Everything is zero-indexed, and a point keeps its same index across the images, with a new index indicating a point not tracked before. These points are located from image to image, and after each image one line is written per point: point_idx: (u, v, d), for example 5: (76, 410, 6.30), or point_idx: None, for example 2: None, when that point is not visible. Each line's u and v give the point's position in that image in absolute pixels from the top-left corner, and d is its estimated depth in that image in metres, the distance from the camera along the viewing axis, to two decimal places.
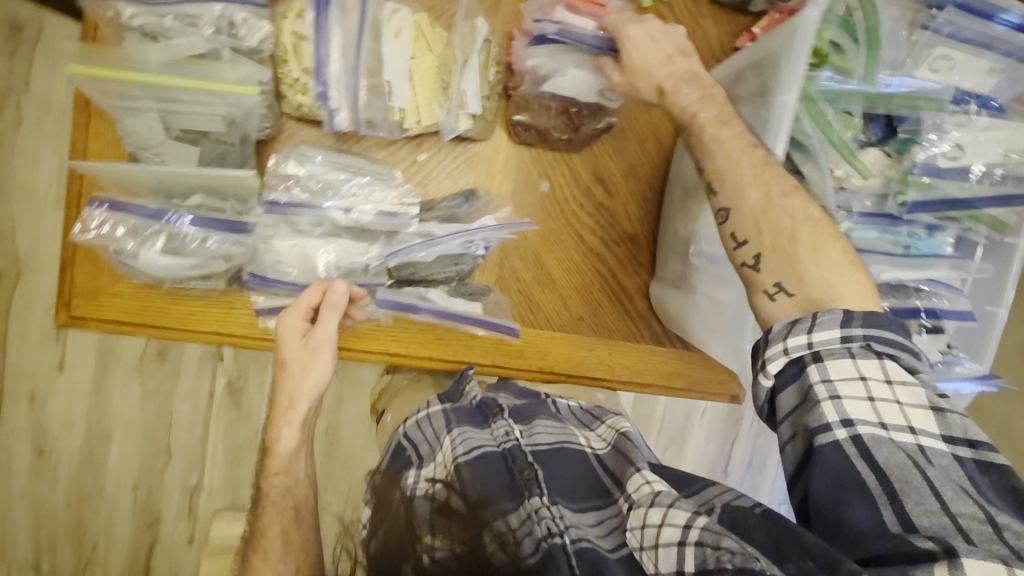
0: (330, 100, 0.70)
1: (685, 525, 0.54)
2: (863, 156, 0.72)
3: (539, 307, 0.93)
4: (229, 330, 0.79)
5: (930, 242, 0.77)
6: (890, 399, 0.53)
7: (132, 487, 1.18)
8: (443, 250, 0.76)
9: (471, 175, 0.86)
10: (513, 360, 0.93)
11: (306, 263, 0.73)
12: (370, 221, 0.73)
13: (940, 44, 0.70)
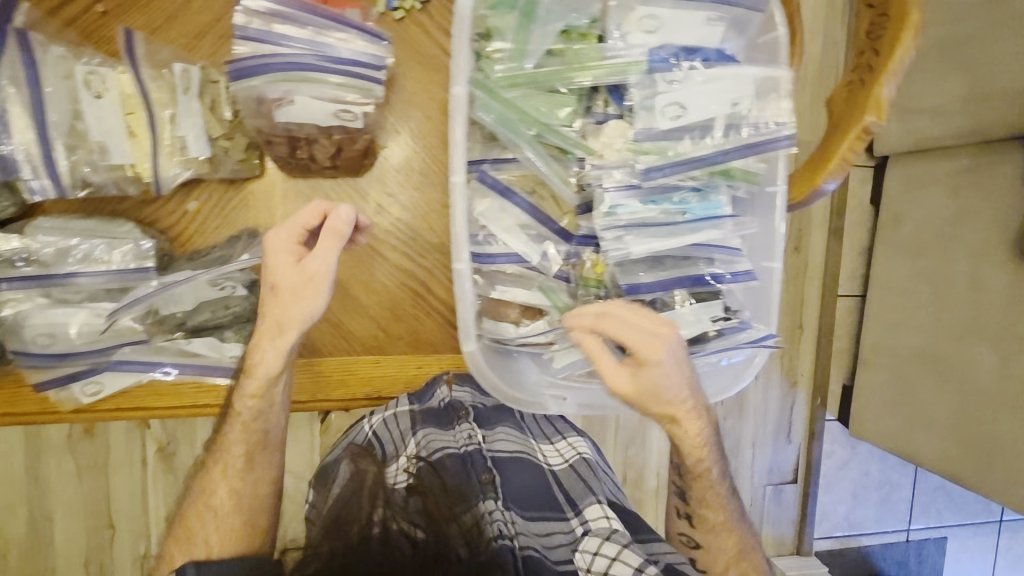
0: (23, 171, 0.70)
1: (635, 564, 0.62)
2: (603, 130, 0.69)
3: (353, 332, 0.92)
4: (25, 409, 0.81)
5: (705, 203, 0.71)
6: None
7: (84, 564, 1.01)
8: (191, 290, 0.76)
9: (248, 214, 0.86)
10: (336, 392, 0.92)
11: (55, 331, 0.74)
12: (109, 280, 0.73)
13: (637, 4, 0.66)
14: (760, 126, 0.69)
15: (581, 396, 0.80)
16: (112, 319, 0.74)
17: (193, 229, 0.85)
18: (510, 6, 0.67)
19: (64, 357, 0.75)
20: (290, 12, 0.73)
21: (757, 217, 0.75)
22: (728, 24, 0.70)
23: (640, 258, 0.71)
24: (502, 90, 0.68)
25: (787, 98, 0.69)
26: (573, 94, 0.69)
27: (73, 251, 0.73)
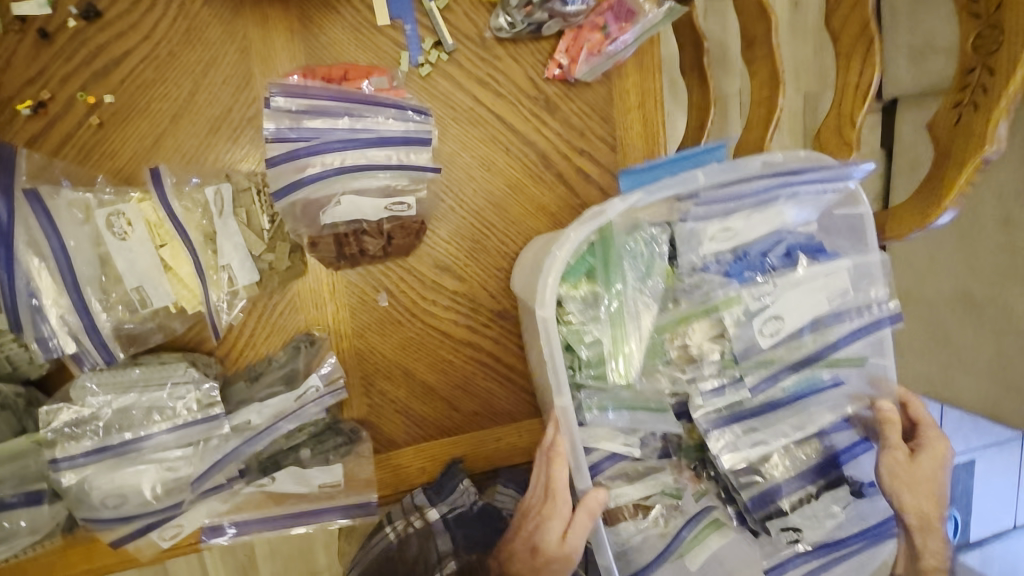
0: (56, 343, 0.61)
1: None
2: (693, 331, 0.69)
3: (426, 418, 0.86)
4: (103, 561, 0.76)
5: (802, 388, 0.72)
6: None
7: None
8: (272, 436, 0.71)
9: (298, 318, 0.78)
10: (416, 483, 0.87)
11: (118, 501, 0.65)
12: (175, 437, 0.66)
13: (716, 221, 0.67)
14: (848, 299, 0.69)
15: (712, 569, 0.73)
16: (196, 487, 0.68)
17: (243, 344, 0.77)
18: (589, 260, 0.67)
19: (128, 522, 0.67)
20: (325, 108, 0.65)
21: (862, 386, 0.74)
22: (806, 202, 0.69)
23: (749, 454, 0.71)
24: (594, 370, 0.67)
25: (882, 283, 0.69)
26: (671, 308, 0.69)
27: (129, 411, 0.66)
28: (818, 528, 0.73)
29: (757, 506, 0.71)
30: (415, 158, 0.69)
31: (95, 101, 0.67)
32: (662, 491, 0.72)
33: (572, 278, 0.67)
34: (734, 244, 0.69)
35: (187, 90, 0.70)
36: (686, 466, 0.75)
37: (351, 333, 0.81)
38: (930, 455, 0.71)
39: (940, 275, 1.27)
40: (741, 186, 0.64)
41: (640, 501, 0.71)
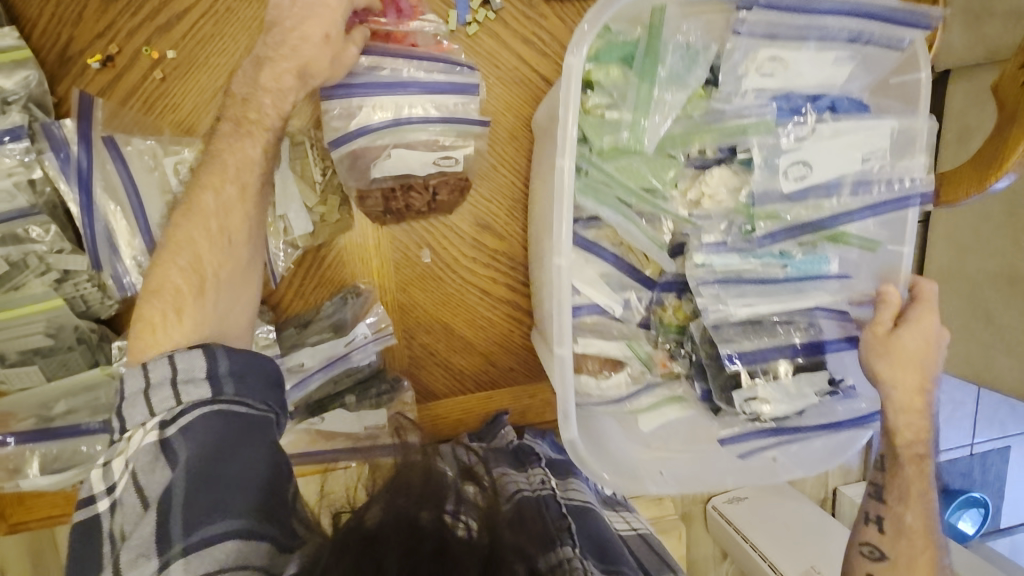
0: (127, 284, 0.65)
1: None
2: (707, 178, 0.66)
3: (464, 371, 0.90)
4: None
5: (812, 257, 0.68)
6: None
7: None
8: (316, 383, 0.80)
9: (346, 272, 0.82)
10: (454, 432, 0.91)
11: None
12: None
13: (763, 47, 0.61)
14: (893, 183, 0.65)
15: (677, 470, 0.72)
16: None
17: (294, 294, 0.81)
18: (621, 59, 0.63)
19: None
20: (378, 60, 0.66)
21: (870, 280, 0.71)
22: (857, 61, 0.65)
23: (740, 320, 0.67)
24: (609, 161, 0.64)
25: (924, 153, 0.65)
26: (682, 159, 0.66)
27: None
28: (784, 394, 0.68)
29: (733, 366, 0.66)
30: (455, 108, 0.70)
31: (158, 56, 0.70)
32: (636, 362, 0.72)
33: (599, 66, 0.63)
34: (778, 85, 0.64)
35: (242, 45, 0.71)
36: (659, 352, 0.72)
37: (394, 286, 0.84)
38: (921, 345, 0.66)
39: None
40: (806, 6, 0.58)
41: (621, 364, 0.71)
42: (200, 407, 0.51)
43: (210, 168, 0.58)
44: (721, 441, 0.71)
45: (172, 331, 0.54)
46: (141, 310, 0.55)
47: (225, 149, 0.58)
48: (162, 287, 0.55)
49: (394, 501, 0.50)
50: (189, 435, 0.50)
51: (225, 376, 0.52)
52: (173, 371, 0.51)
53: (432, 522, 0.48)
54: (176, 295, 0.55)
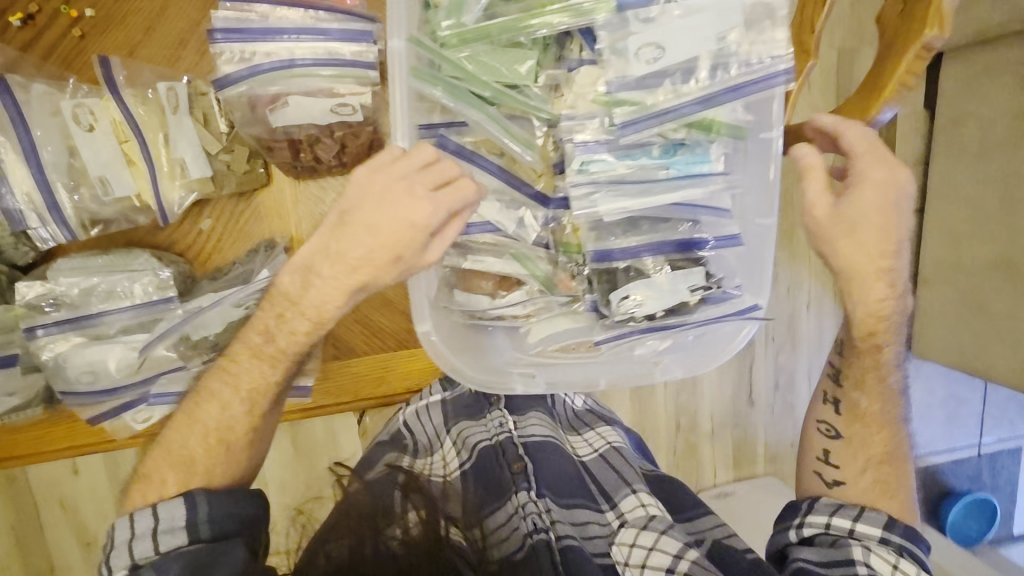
0: (32, 223, 0.69)
1: (675, 556, 0.65)
2: (575, 79, 0.64)
3: (385, 328, 0.90)
4: (87, 438, 0.86)
5: (693, 154, 0.65)
6: (890, 568, 0.64)
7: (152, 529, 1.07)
8: (206, 321, 0.74)
9: (262, 226, 0.83)
10: (386, 393, 0.93)
11: (95, 369, 0.74)
12: (132, 315, 0.73)
13: None
14: (752, 62, 0.60)
15: (552, 372, 0.74)
16: (146, 351, 0.73)
17: (211, 246, 0.83)
18: None
19: (106, 395, 0.76)
20: (264, 5, 0.66)
21: (753, 177, 0.66)
22: None
23: (612, 217, 0.66)
24: (456, 56, 0.62)
25: (783, 28, 0.60)
26: (534, 45, 0.63)
27: (95, 289, 0.73)
28: (659, 289, 0.66)
29: (599, 261, 0.66)
30: (350, 56, 0.69)
31: (77, 14, 0.74)
32: (528, 275, 0.73)
33: None
34: None
35: (156, 3, 0.75)
36: (561, 272, 0.72)
37: (311, 241, 0.86)
38: (883, 175, 0.59)
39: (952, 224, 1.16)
40: None
41: (508, 279, 0.74)
42: (180, 547, 0.56)
43: (225, 380, 0.60)
44: (596, 342, 0.70)
45: (183, 482, 0.59)
46: (148, 463, 0.60)
47: (254, 358, 0.59)
48: (185, 451, 0.59)
49: (356, 539, 0.59)
50: (204, 504, 0.58)
51: (202, 522, 0.57)
52: (156, 516, 0.57)
53: (370, 551, 0.58)
54: (187, 467, 0.59)
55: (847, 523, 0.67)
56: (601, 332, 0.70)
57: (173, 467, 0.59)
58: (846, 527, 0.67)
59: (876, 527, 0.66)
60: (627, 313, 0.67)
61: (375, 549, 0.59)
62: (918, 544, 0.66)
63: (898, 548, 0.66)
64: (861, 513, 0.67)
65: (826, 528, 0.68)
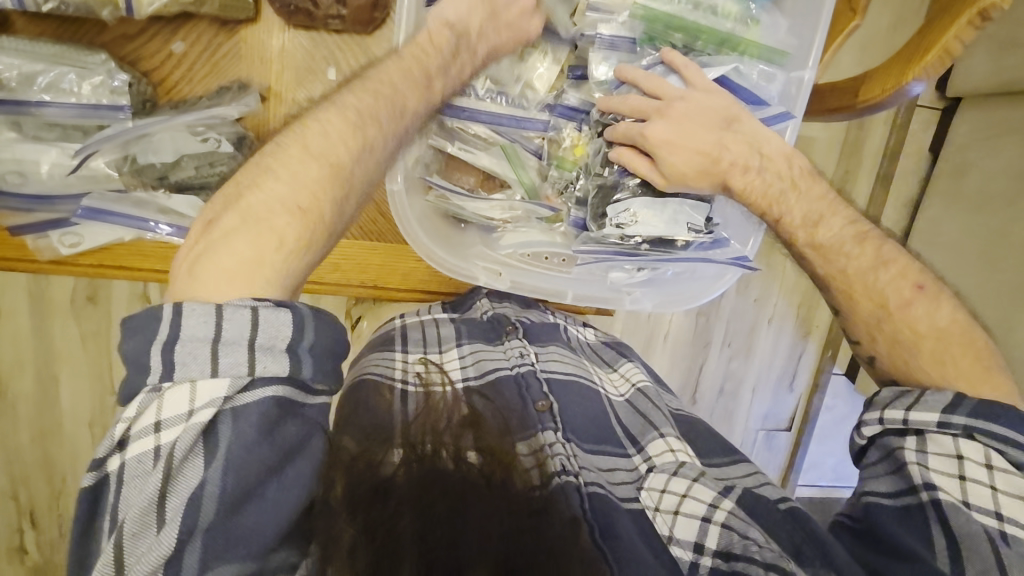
0: None
1: (711, 505, 0.60)
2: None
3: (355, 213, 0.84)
4: (3, 253, 0.77)
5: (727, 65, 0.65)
6: (957, 482, 0.52)
7: (74, 376, 1.01)
8: (169, 133, 0.69)
9: (241, 66, 0.75)
10: (338, 279, 0.86)
11: (27, 170, 0.67)
12: (76, 117, 0.66)
13: None
14: None
15: (518, 276, 0.71)
16: (83, 157, 0.67)
17: (178, 76, 0.75)
18: None
19: (36, 203, 0.69)
20: None
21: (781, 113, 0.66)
22: None
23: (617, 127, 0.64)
24: None
25: None
26: None
27: (37, 77, 0.65)
28: (654, 215, 0.65)
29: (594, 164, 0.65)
30: None
31: None
32: (516, 179, 0.69)
33: None
34: None
35: None
36: (547, 187, 0.70)
37: (290, 98, 0.78)
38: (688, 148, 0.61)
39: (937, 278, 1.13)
40: None
41: (493, 178, 0.70)
42: (274, 387, 0.42)
43: (285, 164, 0.47)
44: (573, 255, 0.69)
45: (237, 280, 0.42)
46: (207, 247, 0.43)
47: (337, 117, 0.51)
48: (261, 224, 0.44)
49: (409, 445, 0.50)
50: (311, 328, 0.44)
51: (306, 350, 0.43)
52: (254, 325, 0.41)
53: (447, 468, 0.47)
54: (265, 237, 0.44)
55: (900, 414, 0.55)
56: (582, 247, 0.68)
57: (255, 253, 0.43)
58: (899, 420, 0.55)
59: (935, 412, 0.53)
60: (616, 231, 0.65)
61: (427, 453, 0.49)
62: (1005, 427, 0.51)
63: (963, 431, 0.52)
64: (920, 396, 0.54)
65: (882, 426, 0.56)
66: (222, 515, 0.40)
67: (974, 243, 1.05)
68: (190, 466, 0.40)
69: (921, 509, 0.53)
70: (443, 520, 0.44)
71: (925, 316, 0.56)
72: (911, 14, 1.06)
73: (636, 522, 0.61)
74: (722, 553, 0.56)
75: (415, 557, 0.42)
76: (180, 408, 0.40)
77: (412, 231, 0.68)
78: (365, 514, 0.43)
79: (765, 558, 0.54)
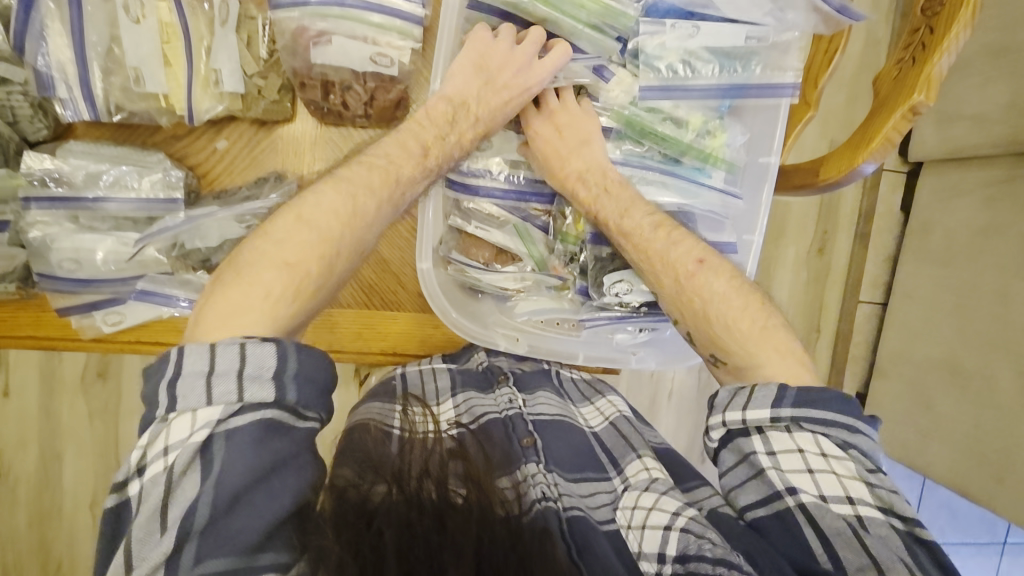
0: (58, 92, 0.71)
1: (673, 513, 0.54)
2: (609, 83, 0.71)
3: (372, 286, 0.90)
4: (46, 333, 0.83)
5: (693, 167, 0.72)
6: (809, 478, 0.48)
7: (79, 455, 1.00)
8: (216, 224, 0.76)
9: (276, 158, 0.85)
10: (355, 343, 0.92)
11: (83, 256, 0.74)
12: (132, 209, 0.74)
13: None
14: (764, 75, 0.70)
15: (535, 340, 0.78)
16: (140, 247, 0.74)
17: (220, 168, 0.84)
18: None
19: (87, 285, 0.75)
20: None
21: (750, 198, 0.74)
22: None
23: None
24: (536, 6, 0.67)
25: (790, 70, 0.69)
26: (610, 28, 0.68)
27: (101, 174, 0.73)
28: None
29: (597, 242, 0.74)
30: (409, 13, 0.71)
31: None
32: (526, 254, 0.76)
33: None
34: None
35: None
36: (553, 258, 0.77)
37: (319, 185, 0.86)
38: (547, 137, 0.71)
39: (917, 327, 1.21)
40: None
41: (505, 252, 0.77)
42: (262, 411, 0.45)
43: (294, 221, 0.53)
44: (580, 321, 0.77)
45: (250, 317, 0.47)
46: (218, 293, 0.49)
47: (335, 188, 0.57)
48: (255, 280, 0.49)
49: (396, 480, 0.49)
50: (293, 358, 0.46)
51: (290, 378, 0.46)
52: (243, 358, 0.44)
53: (429, 496, 0.48)
54: (265, 290, 0.49)
55: (739, 415, 0.51)
56: (588, 313, 0.76)
57: (247, 300, 0.48)
58: (740, 421, 0.51)
59: (766, 407, 0.50)
60: (618, 299, 0.73)
61: (413, 488, 0.48)
62: (822, 409, 0.49)
63: (792, 423, 0.50)
64: (753, 393, 0.51)
65: (737, 427, 0.52)
66: (216, 516, 0.42)
67: (951, 292, 1.13)
68: (186, 483, 0.42)
69: (791, 513, 0.49)
70: (423, 537, 0.44)
71: (708, 282, 0.61)
72: (860, 97, 1.20)
73: (612, 543, 0.56)
74: (678, 559, 0.51)
75: (396, 567, 0.42)
76: (182, 434, 0.43)
77: (433, 291, 0.76)
78: (348, 533, 0.44)
79: (715, 554, 0.48)
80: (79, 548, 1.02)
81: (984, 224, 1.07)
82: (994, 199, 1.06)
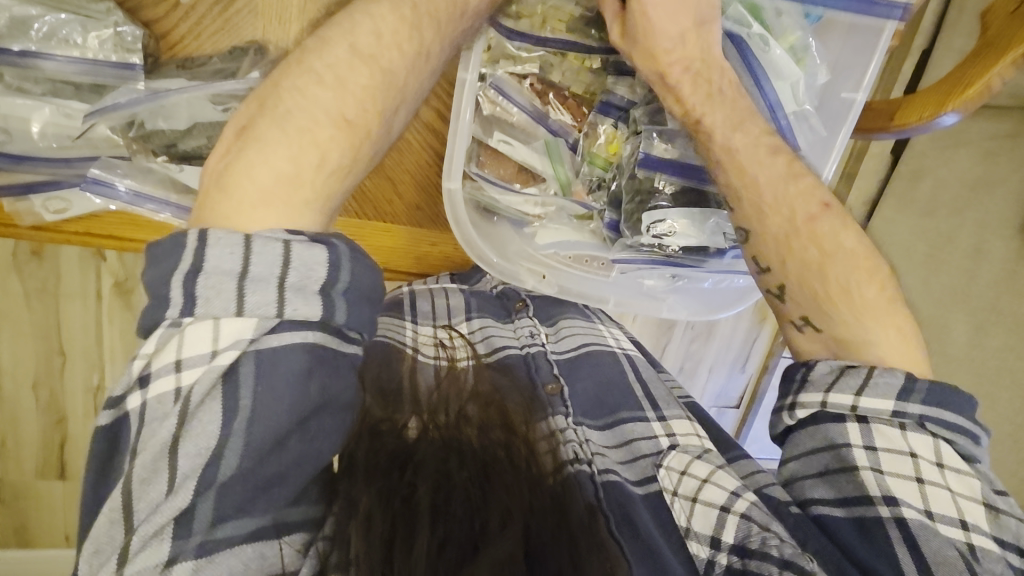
0: None
1: (732, 493, 0.52)
2: None
3: (369, 192, 0.80)
4: None
5: None
6: (914, 488, 0.48)
7: (15, 338, 0.84)
8: (187, 105, 0.61)
9: (258, 25, 0.68)
10: None
11: (14, 126, 0.60)
12: (75, 72, 0.59)
13: None
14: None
15: (562, 278, 0.71)
16: (89, 123, 0.61)
17: (187, 29, 0.67)
18: None
19: (21, 162, 0.61)
20: None
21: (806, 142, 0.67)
22: None
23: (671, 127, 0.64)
24: None
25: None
26: None
27: (30, 20, 0.57)
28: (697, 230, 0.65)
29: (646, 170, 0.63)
30: None
31: None
32: (552, 175, 0.68)
33: None
34: None
35: None
36: (580, 182, 0.69)
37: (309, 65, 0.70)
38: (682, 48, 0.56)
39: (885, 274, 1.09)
40: None
41: (530, 172, 0.68)
42: (301, 333, 0.36)
43: (313, 85, 0.42)
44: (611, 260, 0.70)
45: (273, 201, 0.37)
46: (233, 172, 0.38)
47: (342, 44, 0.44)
48: (258, 165, 0.38)
49: (428, 414, 0.49)
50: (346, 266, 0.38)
51: (340, 293, 0.37)
52: (286, 264, 0.36)
53: (472, 437, 0.47)
54: (289, 169, 0.39)
55: (849, 399, 0.49)
56: (618, 252, 0.69)
57: (250, 194, 0.37)
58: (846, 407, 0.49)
59: (890, 398, 0.48)
60: (655, 240, 0.66)
61: (451, 428, 0.48)
62: (961, 417, 0.49)
63: (915, 421, 0.49)
64: (870, 376, 0.49)
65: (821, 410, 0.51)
66: (248, 468, 0.35)
67: (920, 244, 1.04)
68: (206, 412, 0.35)
69: (881, 526, 0.48)
70: (462, 488, 0.43)
71: (832, 233, 0.54)
72: None
73: (653, 512, 0.56)
74: (736, 549, 0.50)
75: (428, 520, 0.41)
76: (201, 348, 0.35)
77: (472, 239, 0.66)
78: (381, 482, 0.43)
79: (782, 553, 0.47)
80: (20, 437, 0.89)
81: (977, 178, 0.95)
82: (992, 154, 0.93)
